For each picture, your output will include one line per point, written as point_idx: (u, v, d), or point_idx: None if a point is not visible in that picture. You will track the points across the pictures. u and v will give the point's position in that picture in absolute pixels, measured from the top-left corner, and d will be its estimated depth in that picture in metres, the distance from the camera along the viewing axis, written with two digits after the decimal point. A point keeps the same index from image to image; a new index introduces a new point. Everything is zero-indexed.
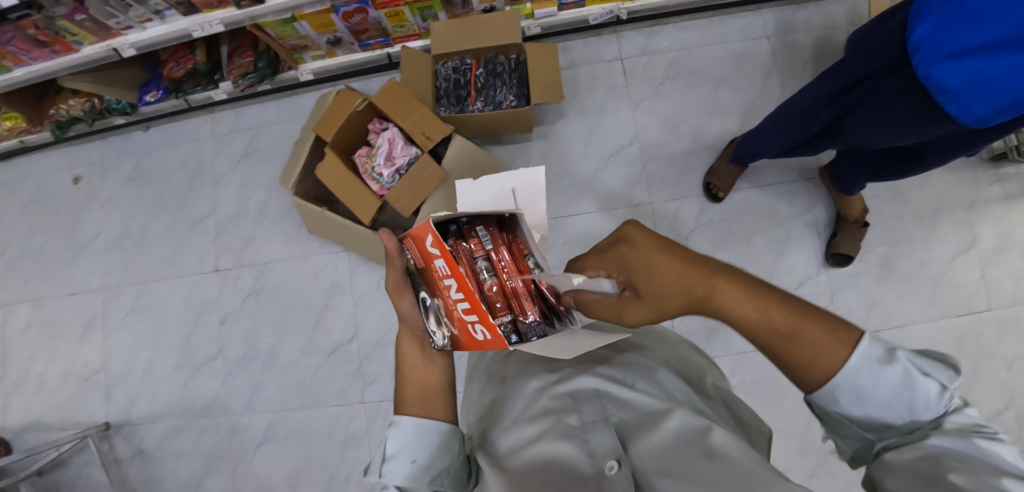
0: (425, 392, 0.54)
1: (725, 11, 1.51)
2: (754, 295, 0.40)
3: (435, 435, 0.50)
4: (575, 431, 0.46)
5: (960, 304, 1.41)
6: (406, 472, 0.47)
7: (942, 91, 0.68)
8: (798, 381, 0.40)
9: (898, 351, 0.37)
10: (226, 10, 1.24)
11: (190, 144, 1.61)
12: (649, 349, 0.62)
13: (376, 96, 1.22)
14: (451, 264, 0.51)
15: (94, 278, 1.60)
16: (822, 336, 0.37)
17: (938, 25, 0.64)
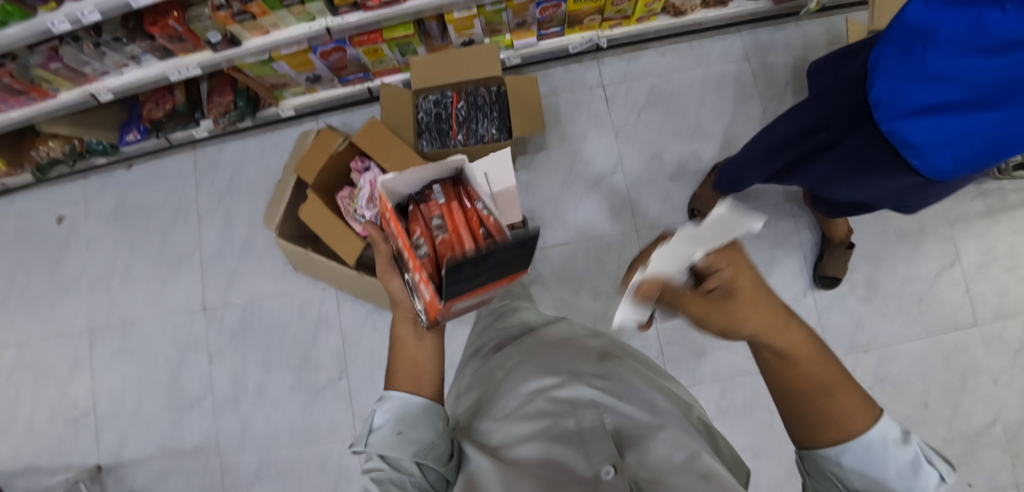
0: (414, 371, 0.60)
1: (705, 34, 1.52)
2: (804, 341, 0.43)
3: (419, 409, 0.55)
4: (576, 435, 0.44)
5: (945, 321, 1.43)
6: (389, 441, 0.52)
7: (906, 145, 0.69)
8: (810, 434, 0.41)
9: (912, 435, 0.39)
10: (203, 53, 1.25)
11: (173, 181, 1.60)
12: (642, 370, 0.61)
13: (358, 136, 1.22)
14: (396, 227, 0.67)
15: (80, 318, 1.59)
16: (852, 402, 0.40)
17: (894, 83, 0.66)
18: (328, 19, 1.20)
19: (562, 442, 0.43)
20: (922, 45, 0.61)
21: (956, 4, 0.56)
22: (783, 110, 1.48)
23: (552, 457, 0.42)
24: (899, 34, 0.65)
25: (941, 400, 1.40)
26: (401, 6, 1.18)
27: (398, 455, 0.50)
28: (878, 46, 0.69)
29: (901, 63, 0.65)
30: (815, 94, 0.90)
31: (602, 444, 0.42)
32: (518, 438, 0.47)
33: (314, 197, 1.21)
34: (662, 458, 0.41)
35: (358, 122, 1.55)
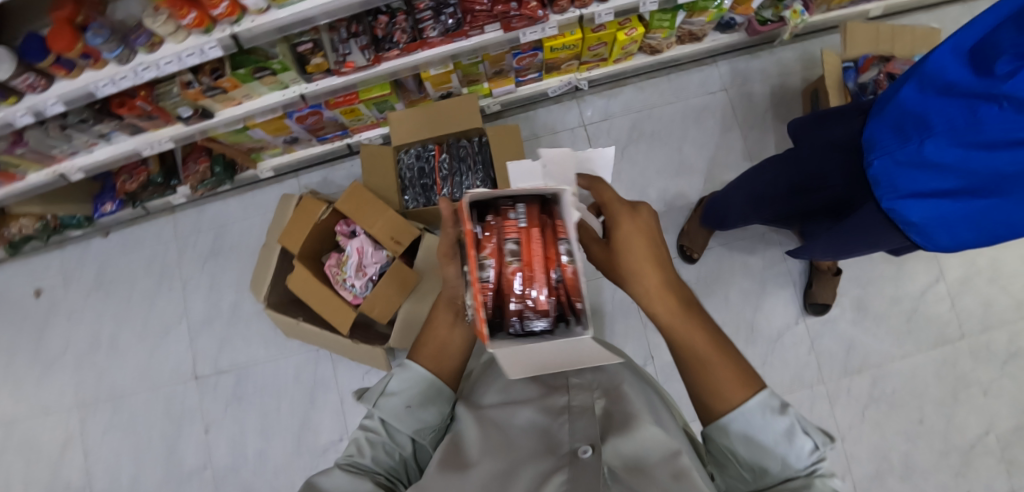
0: (439, 349, 0.63)
1: (681, 66, 1.54)
2: (695, 318, 0.51)
3: (432, 392, 0.60)
4: (565, 410, 0.51)
5: (934, 336, 1.46)
6: (398, 412, 0.58)
7: (907, 222, 0.71)
8: (705, 410, 0.49)
9: (790, 408, 0.46)
10: (175, 126, 1.22)
11: (154, 248, 1.57)
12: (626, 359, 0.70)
13: (341, 203, 1.19)
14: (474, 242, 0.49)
15: (67, 394, 1.53)
16: (733, 376, 0.48)
17: (892, 163, 0.68)
18: (301, 86, 1.19)
19: (549, 414, 0.51)
20: (918, 132, 0.63)
21: (949, 95, 0.57)
22: (763, 138, 1.50)
23: (540, 423, 0.49)
24: (893, 117, 0.67)
25: (936, 415, 1.42)
26: (376, 69, 1.18)
27: (401, 428, 0.57)
28: (874, 125, 0.71)
29: (898, 147, 0.66)
30: (800, 159, 0.91)
31: (587, 422, 0.47)
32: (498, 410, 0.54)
33: (301, 268, 1.18)
34: (645, 446, 0.45)
35: (338, 177, 1.53)
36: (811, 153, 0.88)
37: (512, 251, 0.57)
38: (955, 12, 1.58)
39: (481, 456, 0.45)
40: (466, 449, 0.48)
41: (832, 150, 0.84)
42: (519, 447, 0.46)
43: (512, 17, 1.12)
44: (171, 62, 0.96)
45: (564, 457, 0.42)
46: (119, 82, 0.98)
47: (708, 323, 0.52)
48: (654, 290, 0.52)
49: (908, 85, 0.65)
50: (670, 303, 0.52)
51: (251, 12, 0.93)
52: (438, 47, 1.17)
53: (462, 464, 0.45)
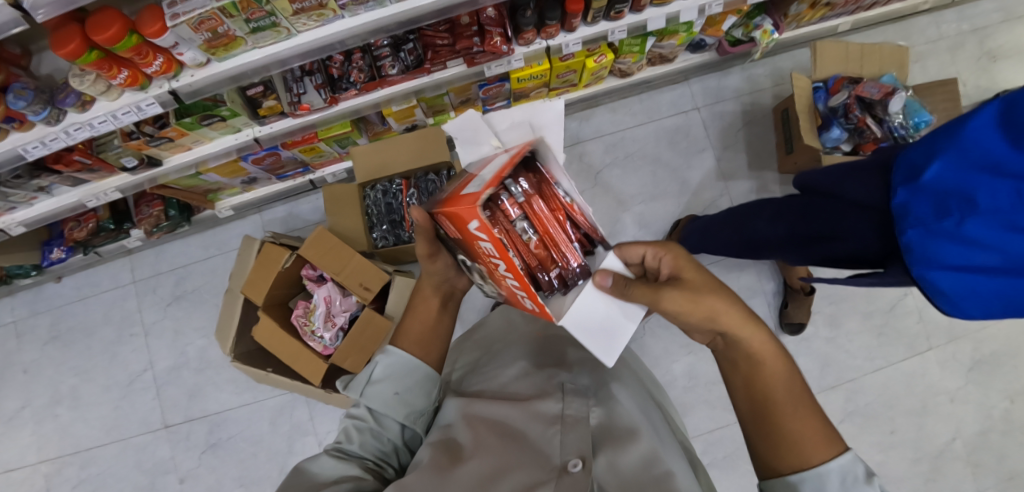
0: (427, 336, 0.63)
1: (653, 86, 1.53)
2: (780, 358, 0.49)
3: (423, 381, 0.59)
4: (559, 420, 0.53)
5: (903, 348, 1.50)
6: (387, 399, 0.56)
7: (936, 292, 0.65)
8: (775, 460, 0.44)
9: (876, 478, 0.41)
10: (119, 176, 1.15)
11: (113, 294, 1.51)
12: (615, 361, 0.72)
13: (304, 248, 1.13)
14: (499, 248, 0.46)
15: (30, 453, 1.47)
16: (816, 432, 0.44)
17: (926, 234, 0.62)
18: (254, 129, 1.13)
19: (543, 423, 0.53)
20: (960, 206, 0.58)
21: (997, 175, 0.55)
22: (736, 159, 1.51)
23: (534, 435, 0.52)
24: (927, 193, 0.62)
25: (907, 425, 1.46)
26: (334, 109, 1.12)
27: (391, 414, 0.56)
28: (908, 194, 0.64)
29: (936, 219, 0.61)
30: (817, 213, 0.87)
31: (579, 435, 0.50)
32: (503, 415, 0.56)
33: (267, 320, 1.14)
34: (628, 466, 0.49)
35: (305, 211, 1.48)
36: (829, 211, 0.84)
37: (525, 228, 0.60)
38: (915, 27, 1.61)
39: (477, 454, 0.49)
40: (465, 447, 0.51)
41: (855, 210, 0.79)
42: (521, 454, 0.49)
43: (476, 52, 1.07)
44: (106, 121, 0.91)
45: (552, 471, 0.46)
46: (50, 143, 0.92)
47: (798, 374, 0.49)
48: (736, 322, 0.49)
49: (936, 162, 0.61)
50: (761, 337, 0.49)
51: (191, 66, 0.88)
52: (400, 84, 1.12)
53: (457, 457, 0.49)
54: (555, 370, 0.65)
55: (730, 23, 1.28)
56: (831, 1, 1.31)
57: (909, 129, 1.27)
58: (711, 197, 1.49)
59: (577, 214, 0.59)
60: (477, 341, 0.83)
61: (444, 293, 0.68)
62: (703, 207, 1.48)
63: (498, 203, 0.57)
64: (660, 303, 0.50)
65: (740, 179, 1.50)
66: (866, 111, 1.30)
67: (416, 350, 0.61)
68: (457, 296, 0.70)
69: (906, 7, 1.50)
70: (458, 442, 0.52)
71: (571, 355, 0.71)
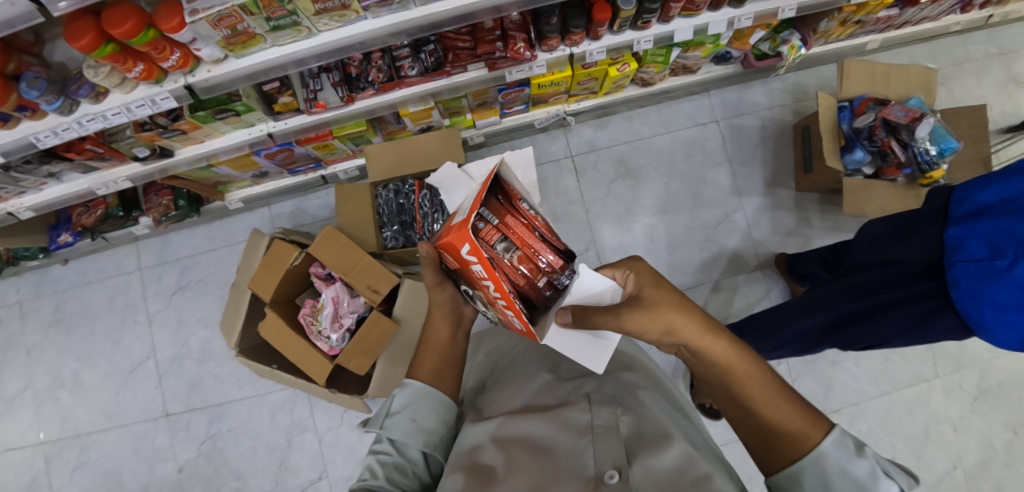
0: (439, 364, 0.67)
1: (672, 96, 1.51)
2: (747, 357, 0.49)
3: (438, 405, 0.62)
4: (588, 431, 0.50)
5: (908, 374, 1.50)
6: (404, 427, 0.60)
7: (980, 326, 0.73)
8: (769, 460, 0.45)
9: (865, 448, 0.42)
10: (131, 165, 1.17)
11: (116, 280, 1.51)
12: (633, 370, 0.70)
13: (314, 247, 1.12)
14: (488, 270, 0.51)
15: (30, 434, 1.47)
16: (800, 416, 0.45)
17: (976, 273, 0.70)
18: (269, 124, 1.13)
19: (572, 433, 0.50)
20: (1015, 250, 0.65)
21: None
22: (752, 175, 1.48)
23: (564, 444, 0.49)
24: (983, 233, 0.69)
25: (908, 451, 1.45)
26: (350, 108, 1.10)
27: (409, 441, 0.59)
28: (961, 231, 0.72)
29: (988, 259, 0.68)
30: (862, 281, 0.94)
31: (612, 442, 0.47)
32: (525, 429, 0.55)
33: (274, 317, 1.13)
34: (672, 469, 0.44)
35: (312, 207, 1.47)
36: (876, 279, 0.92)
37: (504, 248, 0.67)
38: (943, 48, 1.58)
39: (513, 472, 0.47)
40: (498, 469, 0.49)
41: (919, 273, 0.85)
42: (554, 466, 0.46)
43: (497, 57, 1.05)
44: (119, 113, 0.91)
45: (589, 482, 0.42)
46: (61, 133, 0.93)
47: (762, 363, 0.49)
48: (695, 335, 0.50)
49: (990, 213, 0.69)
50: (721, 341, 0.49)
51: (207, 62, 0.87)
52: (417, 86, 1.10)
53: (491, 479, 0.48)
54: (572, 378, 0.65)
55: (758, 37, 1.26)
56: (862, 19, 1.28)
57: (933, 156, 1.23)
58: (724, 212, 1.47)
59: (542, 224, 0.67)
60: (485, 361, 0.84)
61: (452, 320, 0.72)
62: (715, 222, 1.46)
63: (479, 230, 0.65)
64: (623, 323, 0.51)
65: (756, 195, 1.48)
66: (891, 135, 1.26)
67: (428, 377, 0.65)
68: (465, 322, 0.74)
69: (937, 28, 1.47)
70: (489, 464, 0.51)
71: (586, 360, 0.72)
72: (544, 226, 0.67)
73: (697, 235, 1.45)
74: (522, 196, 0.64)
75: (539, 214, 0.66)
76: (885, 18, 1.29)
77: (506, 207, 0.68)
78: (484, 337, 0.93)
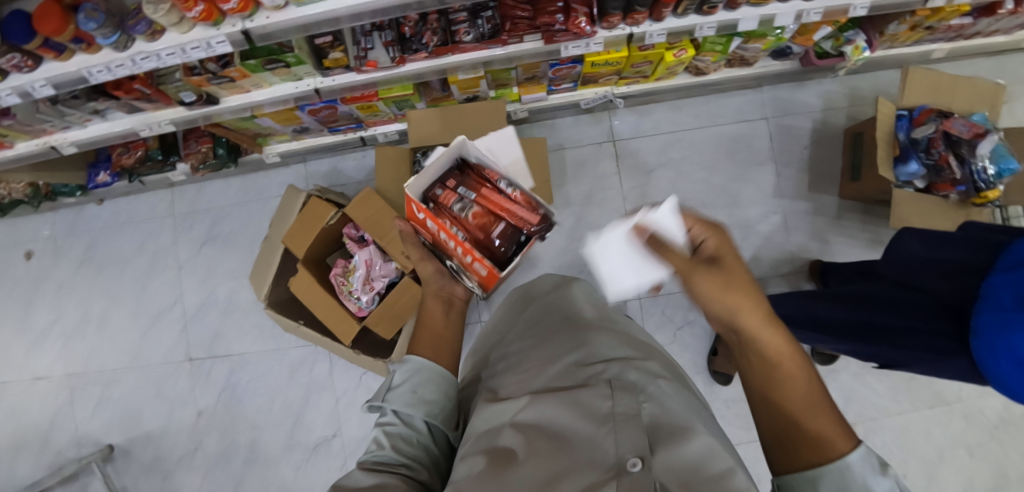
0: (437, 341, 0.67)
1: (722, 89, 1.47)
2: (800, 359, 0.45)
3: (439, 377, 0.62)
4: (609, 419, 0.46)
5: (930, 396, 1.47)
6: (404, 398, 0.58)
7: (996, 378, 0.66)
8: (785, 459, 0.40)
9: (892, 472, 0.36)
10: (175, 109, 1.17)
11: (149, 225, 1.52)
12: (651, 357, 0.66)
13: (350, 208, 1.13)
14: (437, 224, 0.78)
15: (57, 366, 1.51)
16: (833, 426, 0.40)
17: (1000, 321, 0.62)
18: (317, 79, 1.12)
19: (593, 421, 0.46)
20: None
21: None
22: (795, 178, 1.45)
23: (583, 431, 0.46)
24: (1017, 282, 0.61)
25: (921, 471, 1.44)
26: (400, 70, 1.09)
27: (409, 412, 0.57)
28: (998, 278, 0.64)
29: (1016, 310, 0.61)
30: (887, 294, 0.94)
31: (633, 428, 0.44)
32: (542, 414, 0.51)
33: (305, 274, 1.14)
34: (694, 461, 0.41)
35: (348, 168, 1.47)
36: (906, 300, 0.90)
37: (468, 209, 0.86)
38: (1012, 64, 1.51)
39: (531, 458, 0.44)
40: (519, 452, 0.46)
41: (936, 306, 0.85)
42: (571, 455, 0.43)
43: (557, 30, 1.01)
44: (173, 54, 0.90)
45: (610, 470, 0.39)
46: (114, 69, 0.92)
47: (811, 370, 0.45)
48: (753, 318, 0.46)
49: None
50: (776, 333, 0.45)
51: (267, 8, 0.85)
52: (471, 52, 1.07)
53: (511, 459, 0.45)
54: (593, 360, 0.60)
55: (823, 34, 1.20)
56: (934, 25, 1.22)
57: (992, 175, 1.18)
58: (763, 213, 1.44)
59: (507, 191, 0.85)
60: (492, 346, 0.82)
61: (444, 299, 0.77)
62: (753, 222, 1.44)
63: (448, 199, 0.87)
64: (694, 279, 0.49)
65: (797, 198, 1.44)
66: (951, 149, 1.21)
67: (428, 354, 0.64)
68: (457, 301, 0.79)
69: (1009, 41, 1.40)
70: (507, 448, 0.47)
71: (606, 343, 0.66)
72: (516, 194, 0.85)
73: (732, 234, 1.43)
74: (500, 177, 0.85)
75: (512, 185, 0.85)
76: (957, 26, 1.23)
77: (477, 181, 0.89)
78: (493, 322, 0.92)
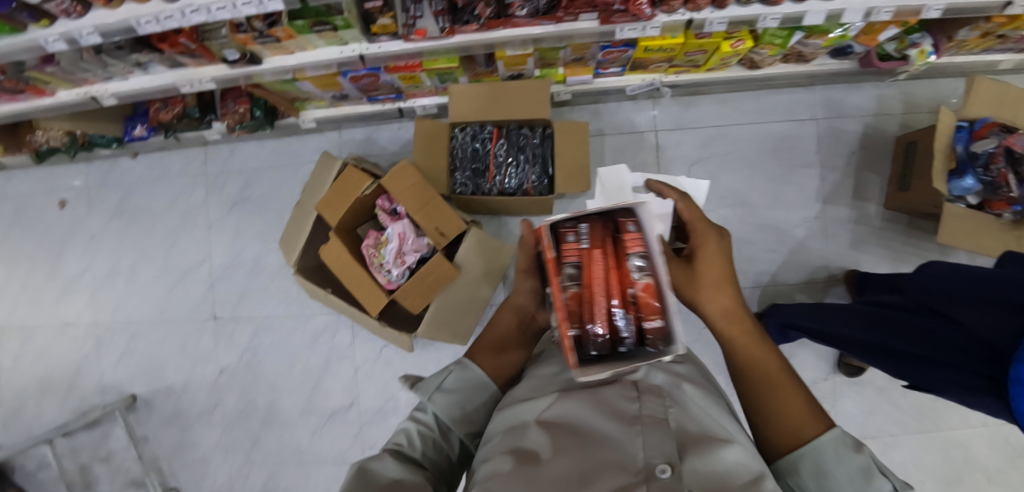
0: (501, 348, 0.71)
1: (772, 85, 1.42)
2: (763, 346, 0.59)
3: (484, 397, 0.63)
4: (636, 421, 0.41)
5: (954, 417, 1.44)
6: (451, 408, 0.59)
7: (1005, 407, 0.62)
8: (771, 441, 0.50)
9: (864, 446, 0.44)
10: (217, 66, 1.15)
11: (181, 182, 1.53)
12: (685, 363, 0.62)
13: (386, 179, 1.11)
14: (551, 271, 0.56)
15: (85, 314, 1.54)
16: (802, 406, 0.51)
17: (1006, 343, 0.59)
18: (362, 45, 1.09)
19: (619, 421, 0.42)
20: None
21: None
22: (839, 183, 1.41)
23: (607, 431, 0.41)
24: None
25: None
26: (448, 41, 1.05)
27: (451, 426, 0.58)
28: None
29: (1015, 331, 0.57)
30: (917, 321, 0.91)
31: (662, 434, 0.39)
32: (567, 412, 0.47)
33: (337, 242, 1.14)
34: (725, 472, 0.36)
35: (383, 139, 1.46)
36: (933, 331, 0.86)
37: (572, 274, 0.59)
38: None
39: (557, 456, 0.39)
40: (542, 450, 0.41)
41: (966, 338, 0.80)
42: (595, 452, 0.39)
43: (615, 10, 0.97)
44: (225, 9, 0.88)
45: (637, 473, 0.35)
46: (163, 21, 0.90)
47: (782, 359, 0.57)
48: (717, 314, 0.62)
49: None
50: (734, 328, 0.60)
51: None
52: (522, 27, 1.04)
53: (534, 457, 0.40)
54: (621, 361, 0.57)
55: (890, 34, 1.14)
56: (1009, 33, 1.16)
57: None
58: (801, 217, 1.40)
59: (641, 285, 0.57)
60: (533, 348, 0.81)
61: (520, 319, 0.75)
62: (791, 225, 1.40)
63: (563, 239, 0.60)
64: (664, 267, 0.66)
65: (839, 204, 1.40)
66: (1011, 167, 1.13)
67: (488, 368, 0.66)
68: (535, 325, 0.77)
69: None
70: (533, 446, 0.42)
71: None
72: (645, 291, 0.56)
73: (768, 236, 1.39)
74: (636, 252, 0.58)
75: (644, 277, 0.57)
76: None
77: (612, 246, 0.60)
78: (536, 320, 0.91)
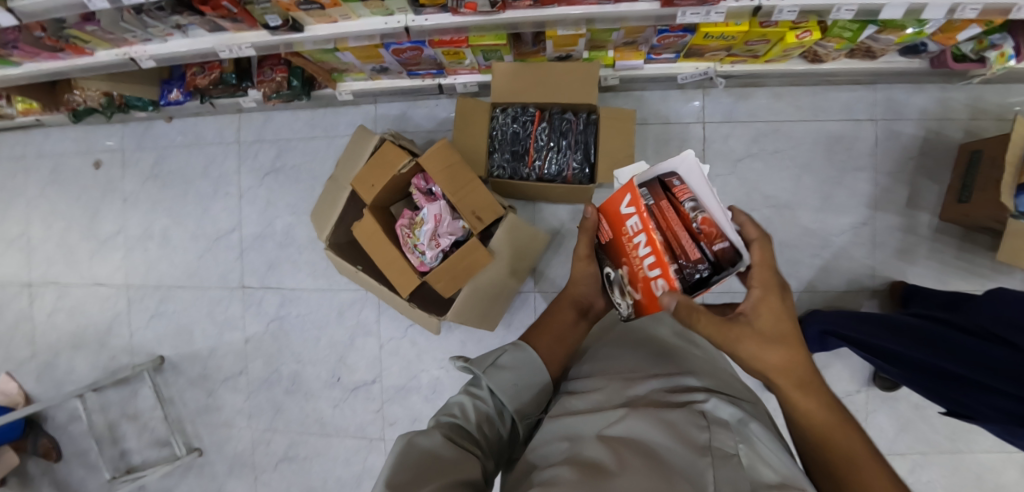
0: (555, 339, 0.69)
1: (831, 82, 1.34)
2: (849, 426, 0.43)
3: (535, 390, 0.59)
4: (707, 449, 0.37)
5: (992, 441, 1.39)
6: (506, 389, 0.57)
7: None
8: None
9: None
10: (258, 32, 1.12)
11: (215, 148, 1.52)
12: (754, 404, 0.56)
13: (424, 158, 1.07)
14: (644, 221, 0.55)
15: (118, 274, 1.56)
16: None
17: None
18: (407, 17, 1.04)
19: (689, 441, 0.38)
20: None
21: None
22: (893, 189, 1.34)
23: (675, 452, 0.37)
24: None
25: None
26: (498, 16, 1.00)
27: (505, 402, 0.55)
28: None
29: None
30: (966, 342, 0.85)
31: (738, 468, 0.35)
32: (632, 429, 0.43)
33: (371, 220, 1.11)
34: None
35: (418, 116, 1.44)
36: (988, 353, 0.79)
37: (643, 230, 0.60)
38: None
39: (624, 471, 0.36)
40: (608, 463, 0.38)
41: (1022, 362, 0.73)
42: (664, 471, 0.35)
43: None
44: None
45: None
46: None
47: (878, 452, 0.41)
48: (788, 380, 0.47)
49: None
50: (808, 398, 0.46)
51: None
52: (577, 5, 0.98)
53: (600, 470, 0.37)
54: (687, 386, 0.52)
55: (969, 34, 1.05)
56: None
57: None
58: (849, 222, 1.34)
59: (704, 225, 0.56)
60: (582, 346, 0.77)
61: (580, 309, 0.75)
62: (836, 231, 1.34)
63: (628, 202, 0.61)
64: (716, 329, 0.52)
65: (890, 212, 1.34)
66: None
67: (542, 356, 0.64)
68: (591, 315, 0.76)
69: None
70: (595, 459, 0.39)
71: (698, 373, 0.58)
72: (709, 230, 0.56)
73: (810, 241, 1.34)
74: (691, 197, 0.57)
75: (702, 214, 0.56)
76: None
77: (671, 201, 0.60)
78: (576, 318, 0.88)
